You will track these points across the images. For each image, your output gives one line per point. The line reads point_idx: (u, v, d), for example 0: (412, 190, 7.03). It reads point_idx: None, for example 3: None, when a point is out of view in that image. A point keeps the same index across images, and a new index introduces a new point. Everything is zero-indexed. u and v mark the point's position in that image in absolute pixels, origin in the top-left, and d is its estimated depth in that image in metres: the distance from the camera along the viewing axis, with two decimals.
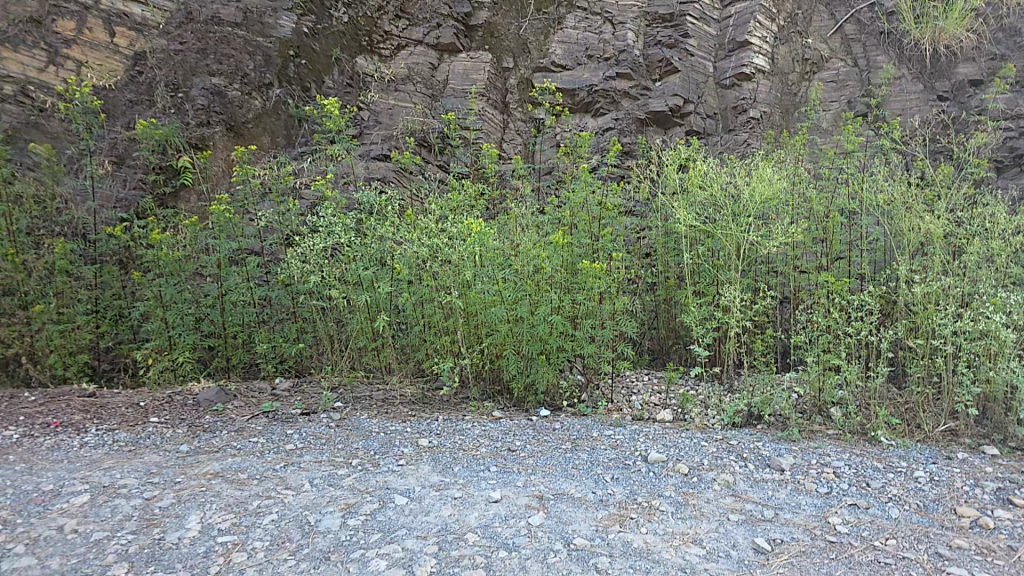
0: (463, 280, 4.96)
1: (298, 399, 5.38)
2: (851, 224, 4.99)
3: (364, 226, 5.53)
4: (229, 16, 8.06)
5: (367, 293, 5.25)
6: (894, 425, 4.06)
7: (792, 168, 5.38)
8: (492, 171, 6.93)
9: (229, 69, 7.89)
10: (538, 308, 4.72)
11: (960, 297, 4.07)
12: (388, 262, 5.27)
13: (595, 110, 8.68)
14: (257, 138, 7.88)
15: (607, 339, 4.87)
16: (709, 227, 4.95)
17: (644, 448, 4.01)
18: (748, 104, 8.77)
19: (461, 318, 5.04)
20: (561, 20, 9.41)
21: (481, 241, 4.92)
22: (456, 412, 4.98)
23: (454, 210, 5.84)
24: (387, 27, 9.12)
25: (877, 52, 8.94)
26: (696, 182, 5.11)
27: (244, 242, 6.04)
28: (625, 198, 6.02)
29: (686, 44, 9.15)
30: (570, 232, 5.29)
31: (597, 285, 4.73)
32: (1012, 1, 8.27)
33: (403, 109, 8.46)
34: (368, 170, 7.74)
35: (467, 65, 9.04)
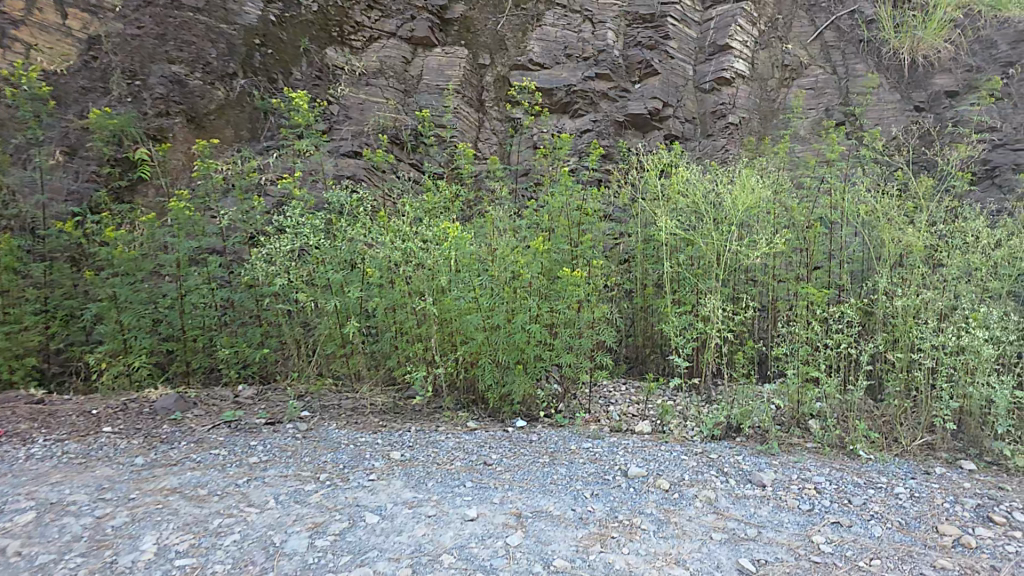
0: (439, 285, 4.86)
1: (263, 407, 5.16)
2: (831, 234, 5.12)
3: (335, 227, 5.34)
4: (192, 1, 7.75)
5: (336, 297, 5.13)
6: (872, 439, 4.06)
7: (772, 178, 5.42)
8: (468, 172, 6.75)
9: (189, 57, 7.57)
10: (516, 315, 4.67)
11: (938, 310, 4.12)
12: (358, 265, 5.18)
13: (573, 111, 8.57)
14: (220, 131, 7.55)
15: (585, 347, 4.81)
16: (692, 235, 5.08)
17: (623, 462, 3.91)
18: (727, 109, 8.76)
19: (435, 325, 4.91)
20: (539, 17, 9.28)
21: (458, 246, 4.82)
22: (429, 422, 4.82)
23: (431, 211, 5.68)
24: (358, 18, 8.77)
25: (855, 60, 9.07)
26: (678, 190, 5.32)
27: (205, 241, 5.78)
28: (604, 203, 6.04)
29: (666, 46, 9.10)
30: (549, 237, 5.38)
31: (575, 293, 4.64)
32: (989, 14, 8.59)
33: (374, 104, 8.24)
34: (338, 167, 7.51)
35: (442, 60, 8.85)
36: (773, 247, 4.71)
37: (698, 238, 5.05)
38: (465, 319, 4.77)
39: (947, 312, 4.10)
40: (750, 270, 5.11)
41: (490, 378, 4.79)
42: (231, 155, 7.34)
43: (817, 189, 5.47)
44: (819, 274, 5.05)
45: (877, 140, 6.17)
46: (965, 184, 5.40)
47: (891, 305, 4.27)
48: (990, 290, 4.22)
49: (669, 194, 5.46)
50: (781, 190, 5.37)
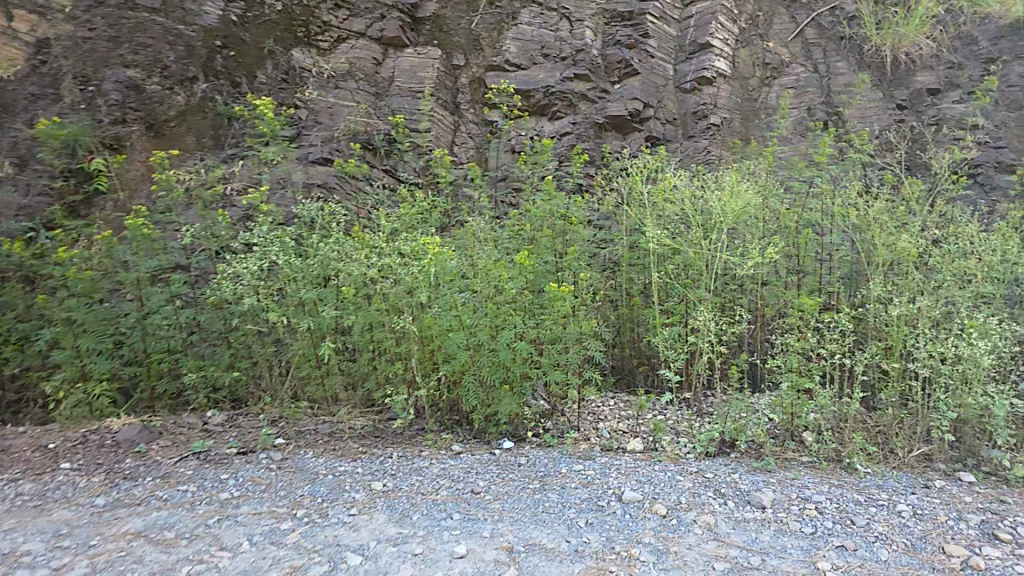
0: (420, 303, 4.65)
1: (235, 435, 4.89)
2: (821, 241, 5.13)
3: (306, 244, 5.13)
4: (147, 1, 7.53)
5: (311, 318, 4.90)
6: (869, 452, 3.99)
7: (758, 185, 5.39)
8: (446, 180, 6.51)
9: (147, 60, 7.31)
10: (501, 332, 4.54)
11: (933, 318, 4.16)
12: (332, 281, 4.93)
13: (552, 113, 8.40)
14: (181, 138, 7.21)
15: (575, 363, 4.65)
16: (678, 243, 5.11)
17: (617, 485, 3.73)
18: (708, 109, 8.69)
19: (416, 343, 4.71)
20: (515, 15, 9.10)
21: (439, 262, 4.56)
22: (412, 446, 4.63)
23: (410, 225, 5.47)
24: (326, 17, 8.41)
25: (837, 57, 9.13)
26: (665, 197, 5.26)
27: (168, 259, 5.49)
28: (588, 210, 5.92)
29: (646, 45, 9.00)
30: (535, 250, 5.28)
31: (562, 308, 4.50)
32: (969, 9, 8.85)
33: (344, 108, 7.92)
34: (308, 175, 7.24)
35: (415, 61, 8.58)
36: (768, 258, 4.74)
37: (684, 248, 5.02)
38: (448, 338, 4.58)
39: (950, 311, 4.23)
40: (738, 279, 5.09)
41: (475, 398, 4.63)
42: (192, 164, 6.97)
43: (806, 193, 5.47)
44: (813, 284, 5.05)
45: (865, 144, 6.16)
46: (955, 187, 5.40)
47: (882, 315, 4.33)
48: (982, 292, 4.38)
49: (656, 200, 5.35)
50: (769, 197, 5.32)
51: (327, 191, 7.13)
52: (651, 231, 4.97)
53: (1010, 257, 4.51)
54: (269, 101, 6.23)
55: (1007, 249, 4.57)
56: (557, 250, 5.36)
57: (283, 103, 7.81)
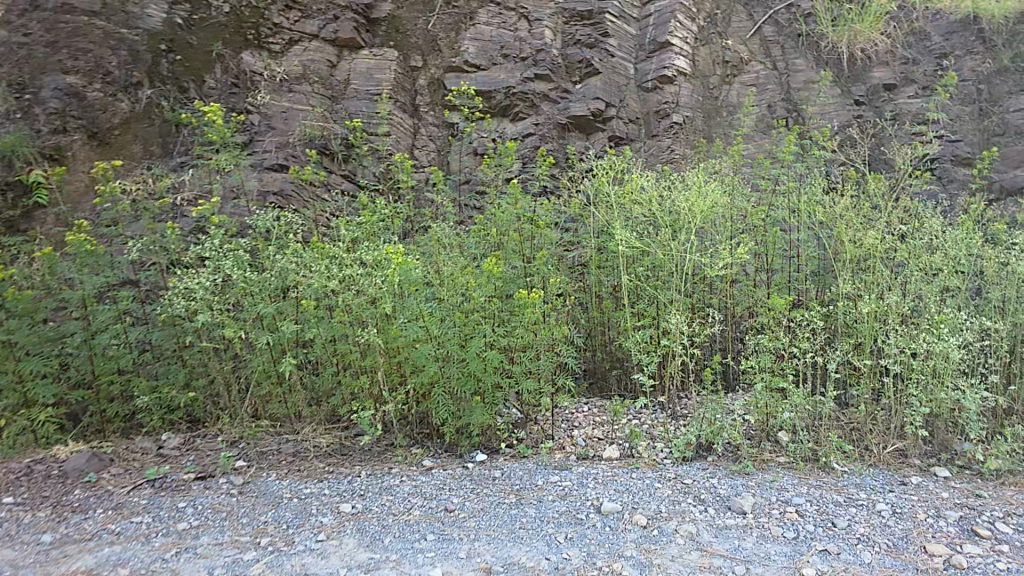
0: (385, 314, 4.50)
1: (193, 459, 4.68)
2: (788, 237, 5.18)
3: (263, 256, 4.94)
4: (85, 3, 7.11)
5: (270, 334, 4.69)
6: (846, 451, 3.99)
7: (724, 184, 5.39)
8: (409, 184, 6.34)
9: (88, 66, 6.94)
10: (470, 341, 4.42)
11: (900, 313, 4.23)
12: (292, 292, 4.77)
13: (514, 114, 8.30)
14: (126, 146, 6.93)
15: (546, 370, 4.56)
16: (647, 244, 5.03)
17: (596, 496, 3.62)
18: (670, 108, 8.70)
19: (382, 356, 4.54)
20: (473, 15, 8.95)
21: (403, 272, 4.39)
22: (381, 464, 4.46)
23: (371, 234, 5.29)
24: (277, 18, 8.10)
25: (795, 54, 9.26)
26: (633, 197, 5.21)
27: (114, 276, 5.19)
28: (555, 212, 5.83)
29: (606, 44, 8.97)
30: (502, 256, 5.17)
31: (531, 315, 4.40)
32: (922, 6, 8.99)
33: (299, 112, 7.65)
34: (263, 183, 7.01)
35: (371, 62, 8.36)
36: (740, 257, 4.71)
37: (653, 249, 4.96)
38: (414, 350, 4.40)
39: (917, 299, 4.37)
40: (707, 278, 5.08)
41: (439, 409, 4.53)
42: (139, 175, 6.74)
43: (773, 191, 5.50)
44: (781, 285, 5.10)
45: (826, 140, 6.22)
46: (916, 181, 5.47)
47: (851, 313, 4.41)
48: (946, 286, 4.48)
49: (623, 201, 5.30)
50: (735, 198, 5.31)
51: (284, 200, 6.94)
52: (620, 232, 4.89)
53: (973, 250, 4.59)
54: (217, 109, 5.98)
55: (968, 243, 4.66)
56: (526, 258, 5.29)
57: (234, 108, 7.54)
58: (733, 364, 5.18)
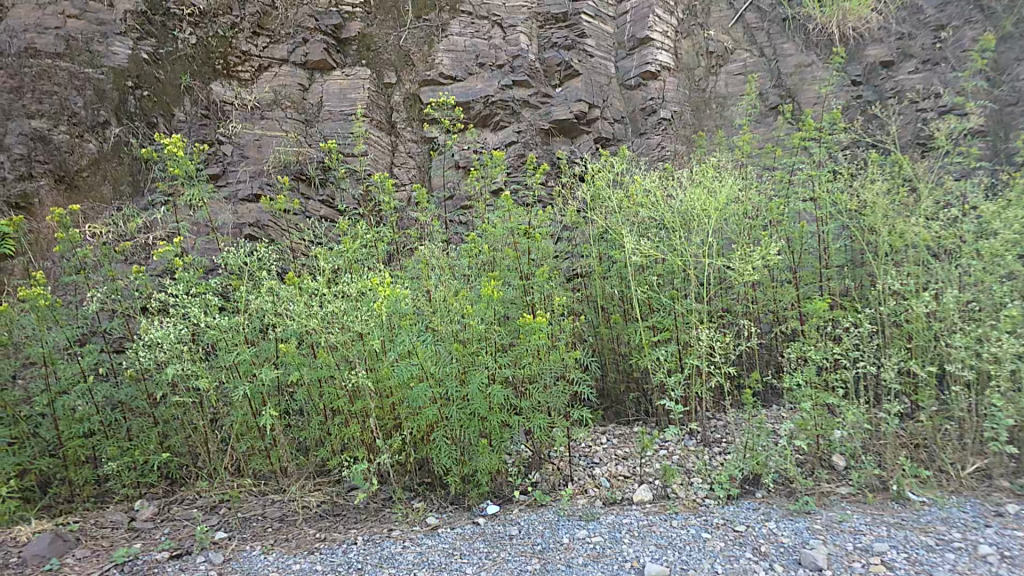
0: (372, 350, 3.92)
1: (168, 532, 4.05)
2: (820, 237, 4.71)
3: (233, 297, 4.36)
4: (47, 46, 6.51)
5: (244, 386, 4.09)
6: (922, 477, 3.59)
7: (733, 177, 4.87)
8: (390, 206, 5.77)
9: (52, 109, 6.36)
10: (470, 375, 3.87)
11: (958, 306, 3.75)
12: (270, 335, 4.19)
13: (495, 124, 7.75)
14: (96, 189, 6.35)
15: (559, 403, 4.01)
16: (658, 251, 4.49)
17: (635, 556, 3.04)
18: (657, 104, 8.27)
19: (372, 398, 3.95)
20: (444, 27, 8.37)
21: (389, 302, 3.83)
22: (382, 525, 3.84)
23: (351, 265, 4.73)
24: (245, 46, 7.59)
25: (781, 39, 8.77)
26: (637, 199, 4.68)
27: (76, 330, 4.51)
28: (551, 221, 5.30)
29: (584, 44, 8.51)
30: (502, 279, 4.63)
31: (539, 341, 3.84)
32: None
33: (272, 139, 7.13)
34: (236, 216, 6.45)
35: (343, 83, 7.82)
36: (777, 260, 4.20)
37: (662, 253, 4.46)
38: (409, 393, 3.85)
39: (966, 279, 3.85)
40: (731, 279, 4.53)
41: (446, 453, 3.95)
42: (109, 217, 6.15)
43: (788, 179, 5.08)
44: (812, 283, 4.66)
45: (841, 121, 5.69)
46: (956, 155, 4.90)
47: (905, 313, 3.90)
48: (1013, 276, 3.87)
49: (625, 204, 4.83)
50: (749, 197, 4.74)
51: (261, 230, 6.42)
52: (629, 241, 4.37)
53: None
54: (179, 140, 5.34)
55: None
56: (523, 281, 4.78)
57: (205, 141, 6.99)
58: (766, 375, 4.69)
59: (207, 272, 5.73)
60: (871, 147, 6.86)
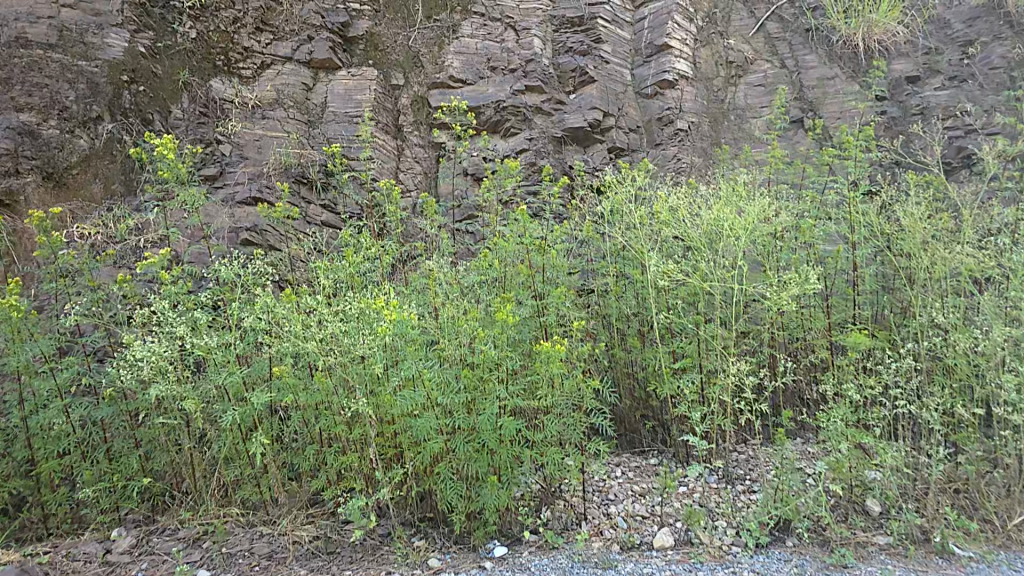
0: (373, 376, 3.69)
1: (145, 567, 3.76)
2: (844, 261, 4.67)
3: (226, 311, 4.14)
4: (39, 36, 6.26)
5: (236, 411, 3.84)
6: (966, 529, 3.43)
7: (764, 198, 4.66)
8: (395, 216, 5.46)
9: (42, 102, 6.07)
10: (479, 406, 3.63)
11: (1004, 343, 3.60)
12: (268, 353, 3.96)
13: (506, 130, 7.50)
14: (86, 187, 6.05)
15: (573, 433, 3.79)
16: (689, 271, 4.36)
17: None
18: (673, 114, 8.00)
19: (372, 429, 3.71)
20: (455, 28, 8.19)
21: (394, 324, 3.61)
22: (378, 567, 3.59)
23: (354, 280, 4.48)
24: (246, 42, 7.36)
25: (804, 50, 8.57)
26: (664, 216, 4.49)
27: (61, 338, 4.31)
28: (566, 236, 5.08)
29: (600, 50, 8.27)
30: (516, 299, 4.41)
31: (555, 370, 3.59)
32: None
33: (272, 140, 6.87)
34: (233, 220, 6.19)
35: (348, 84, 7.55)
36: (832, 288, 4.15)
37: (685, 276, 4.27)
38: (412, 423, 3.61)
39: (1014, 314, 3.74)
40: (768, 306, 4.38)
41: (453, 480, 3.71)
42: (100, 217, 5.91)
43: (817, 201, 4.93)
44: (846, 313, 4.57)
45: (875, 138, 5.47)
46: (1001, 179, 4.67)
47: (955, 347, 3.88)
48: None
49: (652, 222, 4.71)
50: (779, 220, 4.51)
51: (259, 235, 6.10)
52: (653, 259, 4.19)
53: None
54: (170, 141, 5.11)
55: None
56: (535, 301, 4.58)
57: (202, 140, 6.72)
58: (793, 409, 4.49)
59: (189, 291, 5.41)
60: (898, 167, 6.63)
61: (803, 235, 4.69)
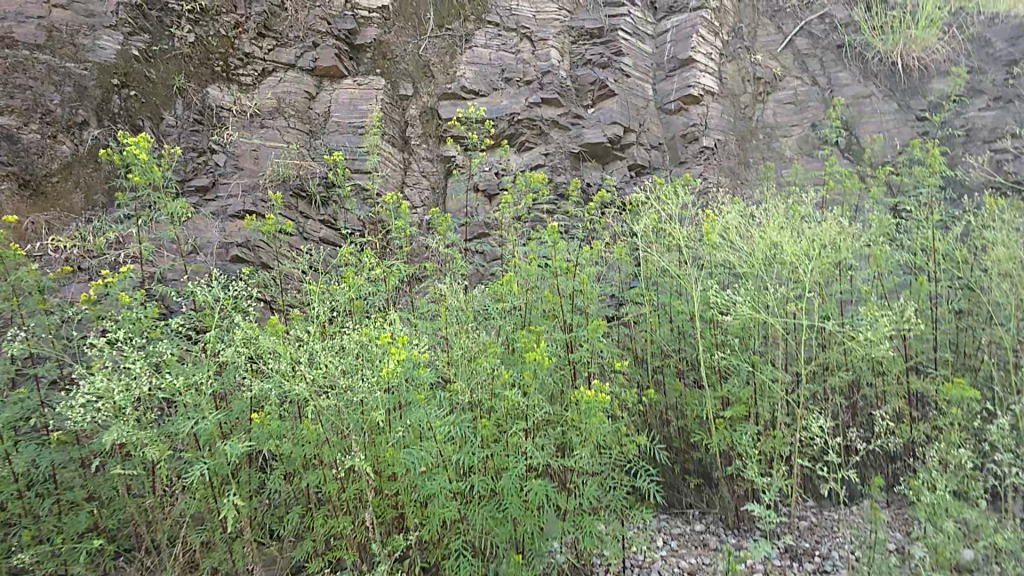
0: (375, 424, 3.27)
1: None
2: (922, 295, 4.23)
3: (209, 344, 3.59)
4: (26, 36, 5.72)
5: (211, 463, 3.30)
6: None
7: (826, 221, 4.14)
8: (403, 233, 4.87)
9: (24, 104, 5.51)
10: (505, 469, 3.30)
11: None
12: (250, 393, 3.39)
13: (520, 144, 6.98)
14: (66, 196, 5.47)
15: (614, 497, 3.46)
16: (746, 304, 3.80)
17: None
18: (699, 131, 7.45)
19: (370, 488, 3.23)
20: (468, 38, 7.72)
21: (403, 366, 3.05)
22: None
23: (355, 305, 3.93)
24: (248, 48, 6.84)
25: (837, 68, 8.06)
26: (716, 235, 4.12)
27: (17, 367, 3.85)
28: (594, 261, 4.55)
29: (620, 63, 7.77)
30: (543, 332, 3.85)
31: (599, 428, 3.15)
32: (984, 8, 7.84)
33: (271, 150, 6.33)
34: (224, 234, 5.60)
35: (355, 92, 7.03)
36: (907, 328, 3.64)
37: (736, 310, 3.71)
38: (423, 486, 3.19)
39: None
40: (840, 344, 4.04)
41: (468, 548, 3.36)
42: (78, 228, 5.33)
43: (871, 228, 4.56)
44: (924, 354, 4.11)
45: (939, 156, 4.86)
46: None
47: None
48: None
49: (706, 243, 4.21)
50: (838, 247, 3.99)
51: (250, 251, 5.54)
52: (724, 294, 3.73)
53: None
54: (145, 139, 4.39)
55: None
56: (563, 333, 4.07)
57: (195, 148, 6.15)
58: (861, 482, 4.14)
59: (165, 312, 4.85)
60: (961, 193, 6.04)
61: (874, 263, 4.25)
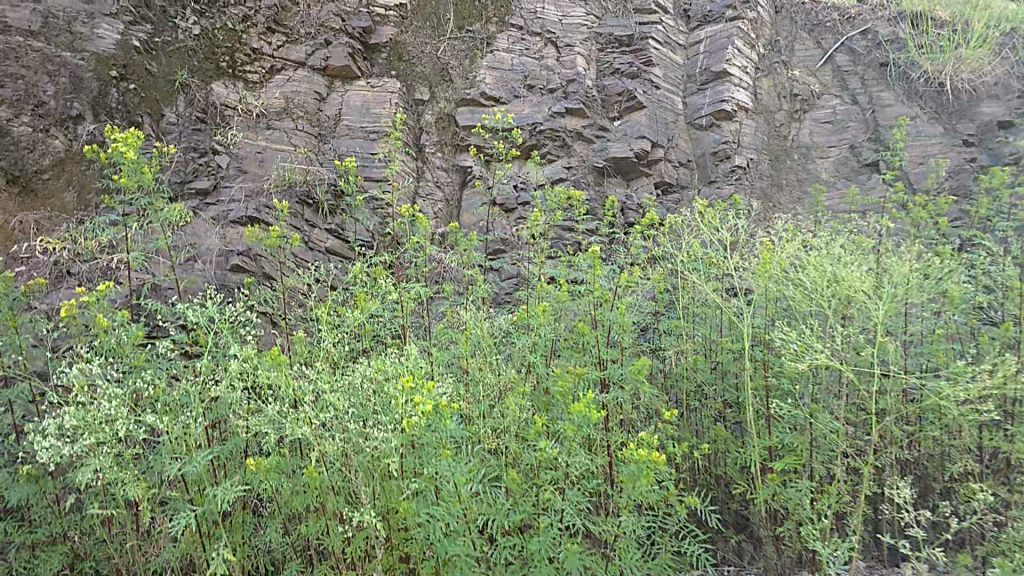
0: (389, 475, 2.84)
1: None
2: (996, 339, 3.91)
3: (199, 372, 3.15)
4: (19, 21, 5.34)
5: (196, 512, 2.86)
6: None
7: (892, 258, 3.74)
8: (421, 249, 4.43)
9: (15, 94, 5.12)
10: (536, 530, 2.87)
11: None
12: (245, 433, 2.95)
13: (543, 155, 6.57)
14: (57, 194, 5.05)
15: (655, 563, 3.06)
16: (806, 346, 3.38)
17: None
18: (731, 148, 7.04)
19: (380, 549, 2.80)
20: (490, 41, 7.32)
21: (424, 413, 2.62)
22: None
23: (366, 331, 3.50)
24: (256, 43, 6.40)
25: (879, 87, 7.67)
26: (769, 270, 3.75)
27: None
28: (632, 288, 4.13)
29: (650, 74, 7.36)
30: (579, 370, 3.42)
31: (648, 489, 2.72)
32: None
33: (277, 153, 5.92)
34: (224, 241, 5.18)
35: (369, 95, 6.61)
36: (993, 382, 3.23)
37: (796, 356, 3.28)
38: (440, 549, 2.76)
39: None
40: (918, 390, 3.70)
41: None
42: (68, 229, 4.90)
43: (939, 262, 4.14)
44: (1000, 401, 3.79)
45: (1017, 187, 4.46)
46: None
47: None
48: None
49: (761, 273, 3.79)
50: (910, 283, 3.59)
51: (252, 261, 5.10)
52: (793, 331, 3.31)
53: None
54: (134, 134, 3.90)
55: None
56: (598, 369, 3.64)
57: (197, 148, 5.74)
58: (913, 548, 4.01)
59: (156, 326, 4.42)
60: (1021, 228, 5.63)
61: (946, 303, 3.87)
